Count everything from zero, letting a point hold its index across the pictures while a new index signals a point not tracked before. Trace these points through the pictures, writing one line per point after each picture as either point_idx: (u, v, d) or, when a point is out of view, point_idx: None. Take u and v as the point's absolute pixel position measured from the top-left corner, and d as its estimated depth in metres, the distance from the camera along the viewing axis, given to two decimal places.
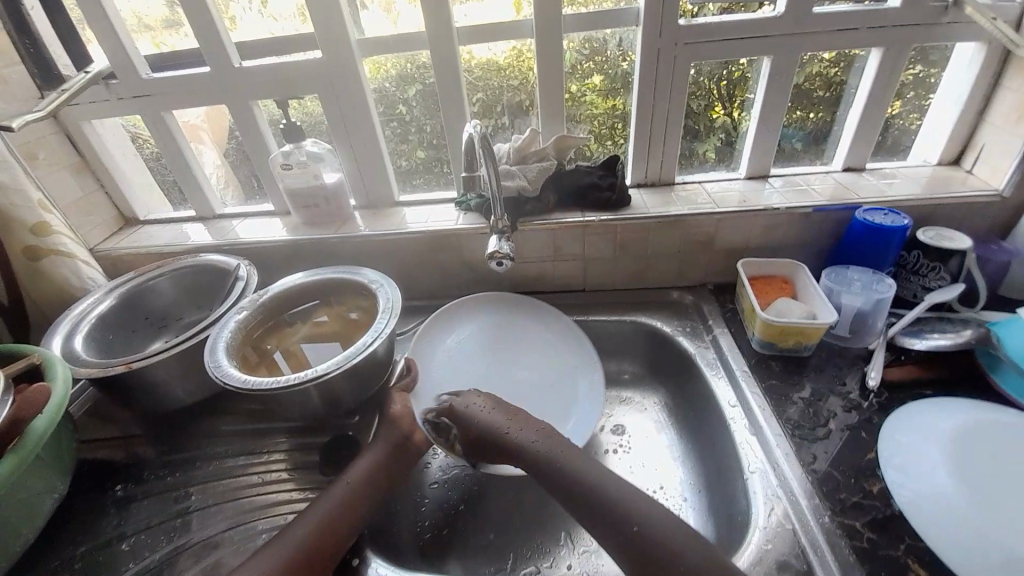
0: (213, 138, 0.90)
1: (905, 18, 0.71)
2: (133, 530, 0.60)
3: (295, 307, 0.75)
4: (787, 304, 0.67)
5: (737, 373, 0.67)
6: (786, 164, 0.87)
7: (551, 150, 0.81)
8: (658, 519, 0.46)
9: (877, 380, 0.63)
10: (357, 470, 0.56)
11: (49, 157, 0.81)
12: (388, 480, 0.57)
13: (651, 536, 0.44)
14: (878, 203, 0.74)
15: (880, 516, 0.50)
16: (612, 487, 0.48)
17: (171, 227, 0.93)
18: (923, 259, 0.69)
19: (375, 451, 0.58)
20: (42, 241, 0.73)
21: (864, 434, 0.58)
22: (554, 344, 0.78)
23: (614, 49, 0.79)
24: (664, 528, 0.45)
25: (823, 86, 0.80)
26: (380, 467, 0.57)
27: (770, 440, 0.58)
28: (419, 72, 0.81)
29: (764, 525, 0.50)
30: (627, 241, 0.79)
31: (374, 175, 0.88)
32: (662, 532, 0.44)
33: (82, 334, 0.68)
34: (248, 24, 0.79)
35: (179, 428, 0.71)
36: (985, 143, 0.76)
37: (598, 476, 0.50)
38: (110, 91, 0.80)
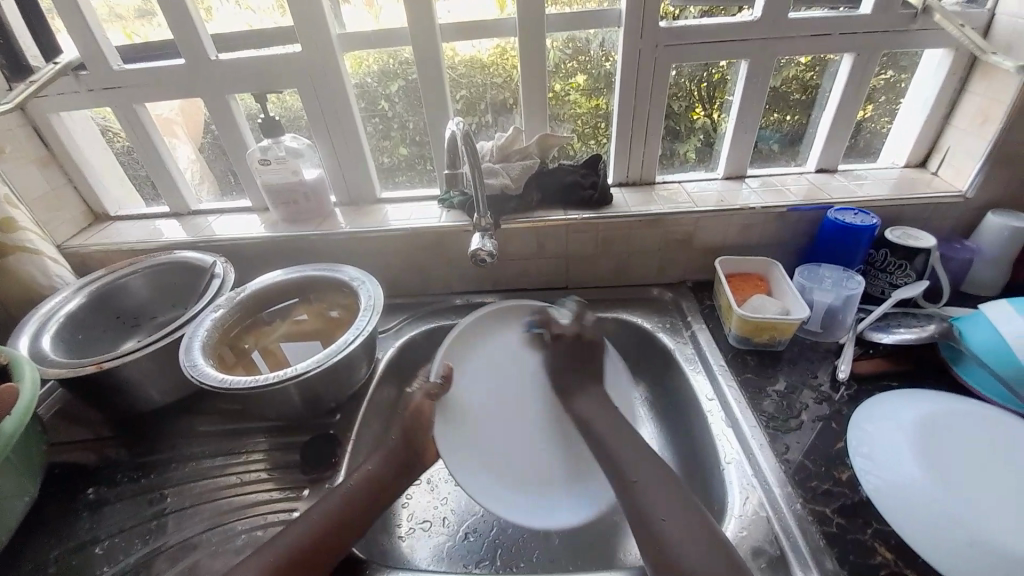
0: (188, 133, 0.88)
1: (876, 24, 0.73)
2: (106, 533, 0.58)
3: (274, 304, 0.74)
4: (763, 300, 0.69)
5: (715, 367, 0.68)
6: (763, 164, 0.90)
7: (534, 148, 0.81)
8: (668, 514, 0.46)
9: (847, 372, 0.65)
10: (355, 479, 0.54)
11: (15, 150, 0.78)
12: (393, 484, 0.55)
13: (654, 532, 0.45)
14: (849, 203, 0.77)
15: (848, 502, 0.52)
16: (631, 471, 0.51)
17: (144, 223, 0.90)
18: (891, 256, 0.72)
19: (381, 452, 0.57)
20: (7, 237, 0.70)
21: (834, 425, 0.60)
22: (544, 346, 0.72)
23: (597, 49, 0.80)
24: (671, 522, 0.45)
25: (798, 89, 0.82)
26: (385, 468, 0.56)
27: (746, 431, 0.60)
28: (401, 68, 0.81)
29: (740, 513, 0.52)
30: (608, 239, 0.80)
31: (356, 172, 0.87)
32: (670, 529, 0.45)
33: (51, 333, 0.66)
34: (226, 16, 0.77)
35: (153, 428, 0.69)
36: (949, 146, 0.80)
37: (631, 458, 0.52)
38: (79, 82, 0.78)
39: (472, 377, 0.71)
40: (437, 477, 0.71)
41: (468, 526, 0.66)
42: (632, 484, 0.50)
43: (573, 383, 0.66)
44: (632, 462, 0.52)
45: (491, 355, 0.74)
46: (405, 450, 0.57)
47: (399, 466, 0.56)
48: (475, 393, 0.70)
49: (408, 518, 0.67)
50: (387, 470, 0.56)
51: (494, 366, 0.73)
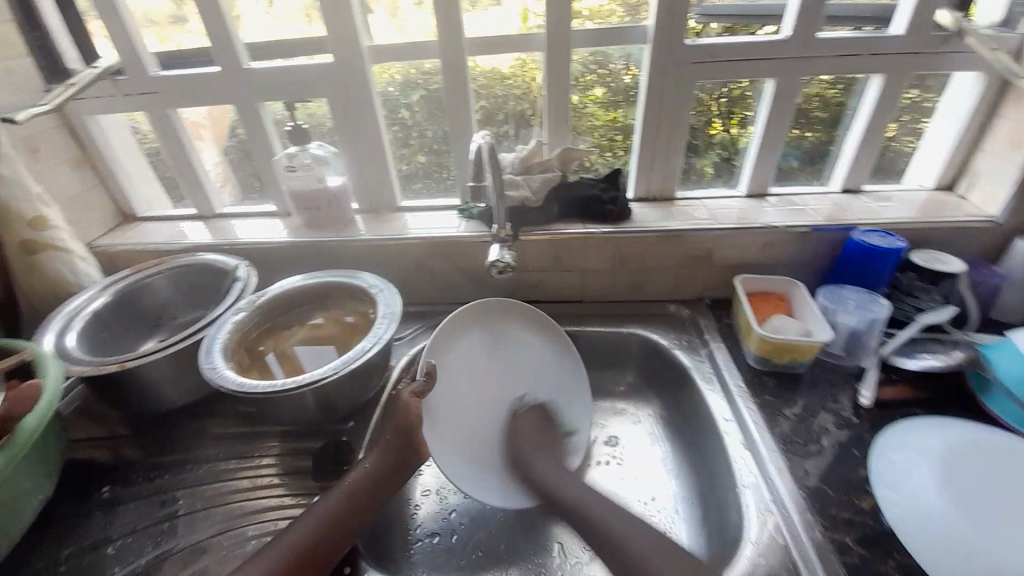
0: (214, 135, 0.89)
1: (903, 46, 0.73)
2: (119, 533, 0.59)
3: (292, 309, 0.75)
4: (783, 320, 0.68)
5: (733, 387, 0.67)
6: (783, 183, 0.89)
7: (555, 162, 0.82)
8: (646, 551, 0.49)
9: (870, 398, 0.64)
10: (355, 478, 0.55)
11: (50, 151, 0.81)
12: (387, 491, 0.56)
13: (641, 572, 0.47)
14: (873, 224, 0.75)
15: (871, 533, 0.50)
16: (598, 516, 0.53)
17: (169, 224, 0.93)
18: (918, 280, 0.71)
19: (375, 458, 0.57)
20: (41, 234, 0.72)
21: (855, 451, 0.58)
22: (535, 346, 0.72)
23: (618, 63, 0.80)
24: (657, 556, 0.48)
25: (820, 107, 0.81)
26: (379, 475, 0.56)
27: (764, 455, 0.58)
28: (423, 78, 0.82)
29: (756, 539, 0.50)
30: (627, 253, 0.80)
31: (378, 179, 0.88)
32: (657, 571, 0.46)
33: (76, 330, 0.68)
34: (256, 24, 0.79)
35: (170, 427, 0.70)
36: (980, 170, 0.78)
37: (598, 508, 0.54)
38: (116, 86, 0.80)
39: (455, 369, 0.65)
40: (446, 488, 0.71)
41: (475, 540, 0.65)
42: (613, 529, 0.51)
43: (541, 445, 0.64)
44: (597, 512, 0.53)
45: (471, 345, 0.68)
46: (399, 445, 0.56)
47: (394, 463, 0.56)
48: (461, 385, 0.65)
49: (416, 527, 0.66)
50: (383, 467, 0.56)
51: (474, 354, 0.67)
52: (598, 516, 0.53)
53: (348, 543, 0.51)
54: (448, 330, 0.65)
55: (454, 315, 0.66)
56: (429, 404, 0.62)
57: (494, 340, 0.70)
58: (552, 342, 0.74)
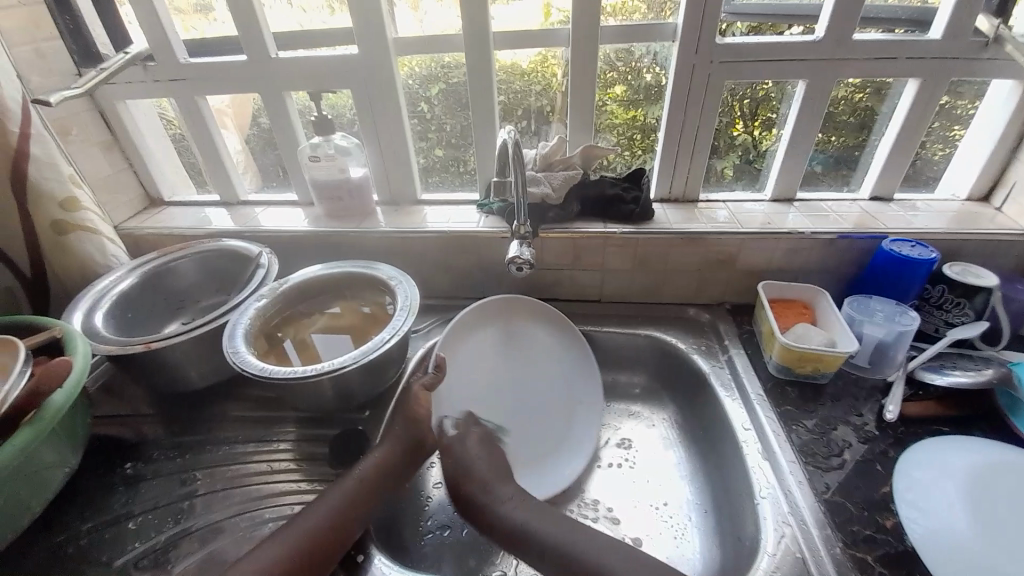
0: (237, 123, 0.90)
1: (942, 50, 0.70)
2: (141, 508, 0.60)
3: (312, 298, 0.75)
4: (808, 329, 0.67)
5: (752, 395, 0.66)
6: (809, 188, 0.87)
7: (577, 160, 0.81)
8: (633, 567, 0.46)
9: (896, 415, 0.62)
10: (369, 468, 0.55)
11: (81, 134, 0.82)
12: (396, 482, 0.56)
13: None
14: (904, 234, 0.73)
15: (893, 552, 0.49)
16: (556, 538, 0.50)
17: (194, 209, 0.94)
18: (948, 293, 0.69)
19: (384, 450, 0.57)
20: (70, 215, 0.74)
21: (878, 467, 0.57)
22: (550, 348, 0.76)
23: (642, 61, 0.79)
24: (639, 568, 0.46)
25: (847, 111, 0.79)
26: (388, 466, 0.56)
27: (784, 467, 0.57)
28: (444, 72, 0.81)
29: (772, 552, 0.50)
30: (647, 254, 0.79)
31: (398, 171, 0.88)
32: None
33: (103, 310, 0.69)
34: (280, 13, 0.79)
35: (190, 409, 0.72)
36: (1016, 181, 0.76)
37: (553, 530, 0.50)
38: (146, 72, 0.81)
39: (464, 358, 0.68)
40: None
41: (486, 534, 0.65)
42: (571, 549, 0.48)
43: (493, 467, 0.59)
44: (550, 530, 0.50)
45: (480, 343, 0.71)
46: (411, 436, 0.58)
47: (405, 455, 0.57)
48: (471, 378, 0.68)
49: (428, 519, 0.67)
50: (395, 458, 0.57)
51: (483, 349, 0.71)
52: (556, 534, 0.50)
53: (359, 530, 0.52)
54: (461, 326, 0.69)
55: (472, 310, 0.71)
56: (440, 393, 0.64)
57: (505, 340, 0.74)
58: (567, 344, 0.77)
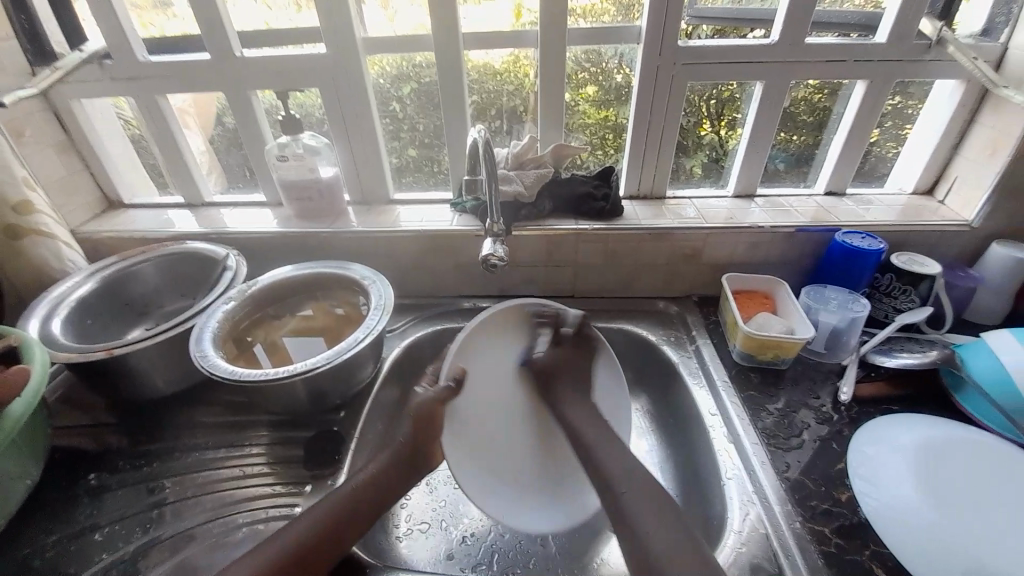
0: (199, 123, 0.88)
1: (889, 53, 0.75)
2: (107, 520, 0.58)
3: (281, 300, 0.74)
4: (768, 318, 0.70)
5: (718, 382, 0.69)
6: (770, 184, 0.91)
7: (548, 158, 0.82)
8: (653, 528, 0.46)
9: (849, 395, 0.66)
10: (361, 478, 0.53)
11: (34, 134, 0.79)
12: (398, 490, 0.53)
13: (642, 545, 0.45)
14: (856, 226, 0.78)
15: (847, 523, 0.52)
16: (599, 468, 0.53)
17: (157, 212, 0.91)
18: (896, 282, 0.73)
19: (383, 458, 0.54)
20: (24, 220, 0.71)
21: (834, 445, 0.60)
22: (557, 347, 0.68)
23: (611, 61, 0.81)
24: (655, 521, 0.46)
25: (807, 112, 0.83)
26: (385, 475, 0.53)
27: (747, 448, 0.60)
28: (415, 71, 0.82)
29: (739, 529, 0.52)
30: (618, 250, 0.81)
31: (370, 171, 0.88)
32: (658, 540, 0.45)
33: (61, 317, 0.66)
34: (246, 8, 0.77)
35: (156, 415, 0.70)
36: (957, 175, 0.81)
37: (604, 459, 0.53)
38: (103, 70, 0.79)
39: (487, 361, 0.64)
40: (436, 479, 0.72)
41: (464, 530, 0.66)
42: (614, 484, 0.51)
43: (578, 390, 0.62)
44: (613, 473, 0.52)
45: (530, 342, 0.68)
46: (412, 449, 0.54)
47: (403, 468, 0.54)
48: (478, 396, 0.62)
49: (407, 519, 0.67)
50: (393, 468, 0.54)
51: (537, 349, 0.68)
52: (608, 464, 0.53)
53: (354, 541, 0.50)
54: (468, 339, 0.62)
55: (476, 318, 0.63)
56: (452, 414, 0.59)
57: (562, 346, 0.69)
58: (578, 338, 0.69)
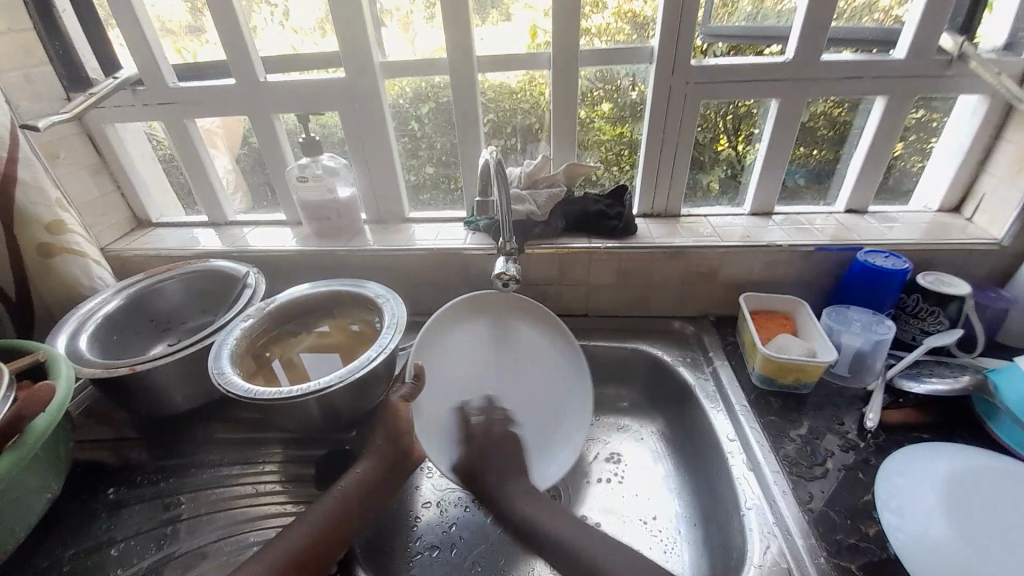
0: (227, 145, 0.91)
1: (909, 68, 0.73)
2: (123, 535, 0.59)
3: (298, 317, 0.75)
4: (788, 340, 0.68)
5: (737, 407, 0.67)
6: (789, 201, 0.89)
7: (561, 176, 0.83)
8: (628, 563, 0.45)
9: (876, 422, 0.63)
10: (353, 481, 0.54)
11: (69, 157, 0.83)
12: (382, 493, 0.55)
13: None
14: (879, 245, 0.76)
15: (876, 559, 0.49)
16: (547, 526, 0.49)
17: (182, 230, 0.94)
18: (923, 302, 0.71)
19: (370, 461, 0.56)
20: (56, 238, 0.74)
21: (861, 475, 0.58)
22: (543, 348, 0.73)
23: (625, 79, 0.81)
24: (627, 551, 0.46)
25: (827, 126, 0.82)
26: (374, 480, 0.55)
27: (768, 477, 0.58)
28: (433, 92, 0.83)
29: (760, 563, 0.50)
30: (632, 268, 0.80)
31: (387, 189, 0.89)
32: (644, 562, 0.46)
33: (87, 333, 0.68)
34: (271, 34, 0.80)
35: (175, 432, 0.71)
36: (984, 193, 0.78)
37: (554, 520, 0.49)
38: (135, 96, 0.82)
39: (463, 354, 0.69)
40: (447, 501, 0.71)
41: (475, 554, 0.64)
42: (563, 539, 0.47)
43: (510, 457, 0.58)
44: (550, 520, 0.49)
45: (515, 347, 0.72)
46: (392, 449, 0.56)
47: (389, 471, 0.56)
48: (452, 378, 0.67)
49: (417, 541, 0.66)
50: (380, 472, 0.55)
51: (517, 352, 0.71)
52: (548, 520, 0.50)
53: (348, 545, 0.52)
54: (451, 315, 0.70)
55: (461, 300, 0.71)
56: (417, 407, 0.61)
57: (549, 348, 0.73)
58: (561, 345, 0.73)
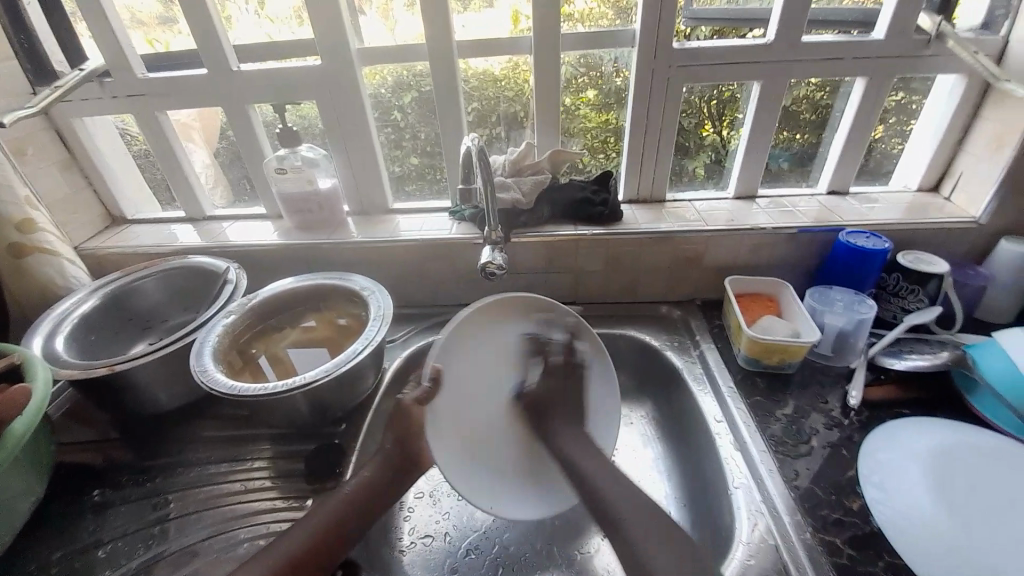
0: (205, 138, 0.89)
1: (889, 50, 0.74)
2: (109, 537, 0.58)
3: (281, 312, 0.74)
4: (773, 321, 0.69)
5: (724, 388, 0.68)
6: (773, 184, 0.90)
7: (546, 164, 0.82)
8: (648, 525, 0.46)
9: (859, 399, 0.65)
10: (354, 484, 0.54)
11: (37, 153, 0.80)
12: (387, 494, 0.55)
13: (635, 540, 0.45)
14: (861, 226, 0.77)
15: (860, 533, 0.51)
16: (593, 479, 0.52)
17: (160, 227, 0.92)
18: (904, 281, 0.72)
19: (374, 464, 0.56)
20: (28, 238, 0.71)
21: (844, 452, 0.59)
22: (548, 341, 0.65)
23: (609, 65, 0.80)
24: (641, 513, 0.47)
25: (809, 110, 0.82)
26: (377, 481, 0.55)
27: (755, 456, 0.59)
28: (415, 80, 0.82)
29: (747, 540, 0.51)
30: (619, 255, 0.80)
31: (371, 181, 0.88)
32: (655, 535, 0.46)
33: (64, 334, 0.66)
34: (245, 24, 0.78)
35: (159, 432, 0.70)
36: (962, 172, 0.80)
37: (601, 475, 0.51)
38: (104, 89, 0.80)
39: (481, 355, 0.62)
40: (439, 492, 0.71)
41: (469, 543, 0.65)
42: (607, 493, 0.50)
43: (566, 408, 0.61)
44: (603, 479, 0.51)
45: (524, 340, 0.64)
46: (399, 452, 0.56)
47: (394, 471, 0.56)
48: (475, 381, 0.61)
49: (410, 531, 0.66)
50: (384, 474, 0.55)
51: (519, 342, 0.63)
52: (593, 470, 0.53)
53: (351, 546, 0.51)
54: (463, 329, 0.60)
55: (469, 309, 0.60)
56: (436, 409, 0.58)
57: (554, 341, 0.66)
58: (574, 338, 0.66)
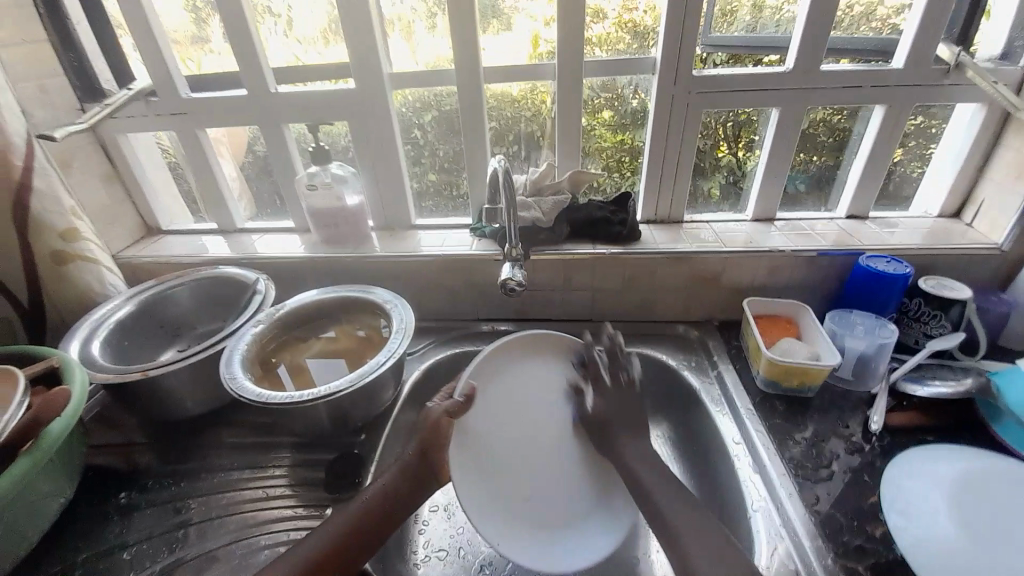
0: (232, 153, 0.92)
1: (908, 77, 0.75)
2: (135, 538, 0.60)
3: (307, 323, 0.76)
4: (791, 344, 0.69)
5: (742, 410, 0.68)
6: (790, 207, 0.90)
7: (565, 184, 0.84)
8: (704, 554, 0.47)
9: (880, 425, 0.64)
10: (372, 493, 0.54)
11: (81, 165, 0.84)
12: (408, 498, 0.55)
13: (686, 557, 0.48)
14: (882, 250, 0.76)
15: (883, 561, 0.50)
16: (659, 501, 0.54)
17: (192, 238, 0.96)
18: (926, 306, 0.72)
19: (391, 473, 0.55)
20: (71, 246, 0.75)
21: (866, 477, 0.58)
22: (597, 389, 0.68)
23: (627, 89, 0.83)
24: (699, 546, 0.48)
25: (826, 133, 0.83)
26: (395, 488, 0.55)
27: (774, 480, 0.58)
28: (437, 100, 0.85)
29: (767, 564, 0.51)
30: (636, 274, 0.81)
31: (394, 197, 0.91)
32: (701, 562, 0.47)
33: (100, 339, 0.69)
34: (277, 47, 0.82)
35: (183, 437, 0.72)
36: (985, 198, 0.79)
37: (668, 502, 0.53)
38: (149, 107, 0.84)
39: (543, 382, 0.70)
40: (454, 505, 0.71)
41: (484, 557, 0.65)
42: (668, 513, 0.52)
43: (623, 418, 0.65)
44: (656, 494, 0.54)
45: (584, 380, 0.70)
46: (419, 464, 0.56)
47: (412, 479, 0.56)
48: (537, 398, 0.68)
49: (425, 545, 0.67)
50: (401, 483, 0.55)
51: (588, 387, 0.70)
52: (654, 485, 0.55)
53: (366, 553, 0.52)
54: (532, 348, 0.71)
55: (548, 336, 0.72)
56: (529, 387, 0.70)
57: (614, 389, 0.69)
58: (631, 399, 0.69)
